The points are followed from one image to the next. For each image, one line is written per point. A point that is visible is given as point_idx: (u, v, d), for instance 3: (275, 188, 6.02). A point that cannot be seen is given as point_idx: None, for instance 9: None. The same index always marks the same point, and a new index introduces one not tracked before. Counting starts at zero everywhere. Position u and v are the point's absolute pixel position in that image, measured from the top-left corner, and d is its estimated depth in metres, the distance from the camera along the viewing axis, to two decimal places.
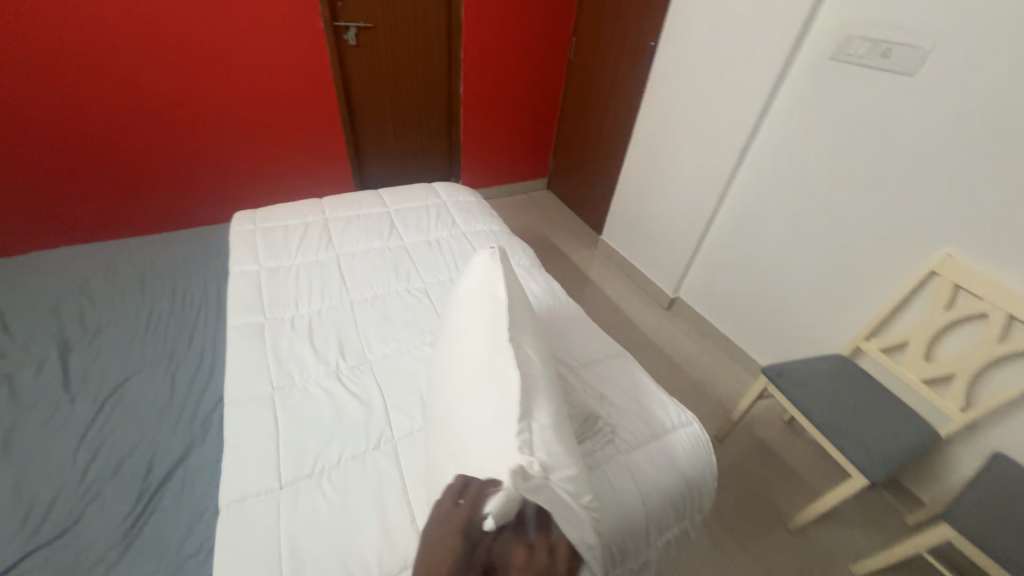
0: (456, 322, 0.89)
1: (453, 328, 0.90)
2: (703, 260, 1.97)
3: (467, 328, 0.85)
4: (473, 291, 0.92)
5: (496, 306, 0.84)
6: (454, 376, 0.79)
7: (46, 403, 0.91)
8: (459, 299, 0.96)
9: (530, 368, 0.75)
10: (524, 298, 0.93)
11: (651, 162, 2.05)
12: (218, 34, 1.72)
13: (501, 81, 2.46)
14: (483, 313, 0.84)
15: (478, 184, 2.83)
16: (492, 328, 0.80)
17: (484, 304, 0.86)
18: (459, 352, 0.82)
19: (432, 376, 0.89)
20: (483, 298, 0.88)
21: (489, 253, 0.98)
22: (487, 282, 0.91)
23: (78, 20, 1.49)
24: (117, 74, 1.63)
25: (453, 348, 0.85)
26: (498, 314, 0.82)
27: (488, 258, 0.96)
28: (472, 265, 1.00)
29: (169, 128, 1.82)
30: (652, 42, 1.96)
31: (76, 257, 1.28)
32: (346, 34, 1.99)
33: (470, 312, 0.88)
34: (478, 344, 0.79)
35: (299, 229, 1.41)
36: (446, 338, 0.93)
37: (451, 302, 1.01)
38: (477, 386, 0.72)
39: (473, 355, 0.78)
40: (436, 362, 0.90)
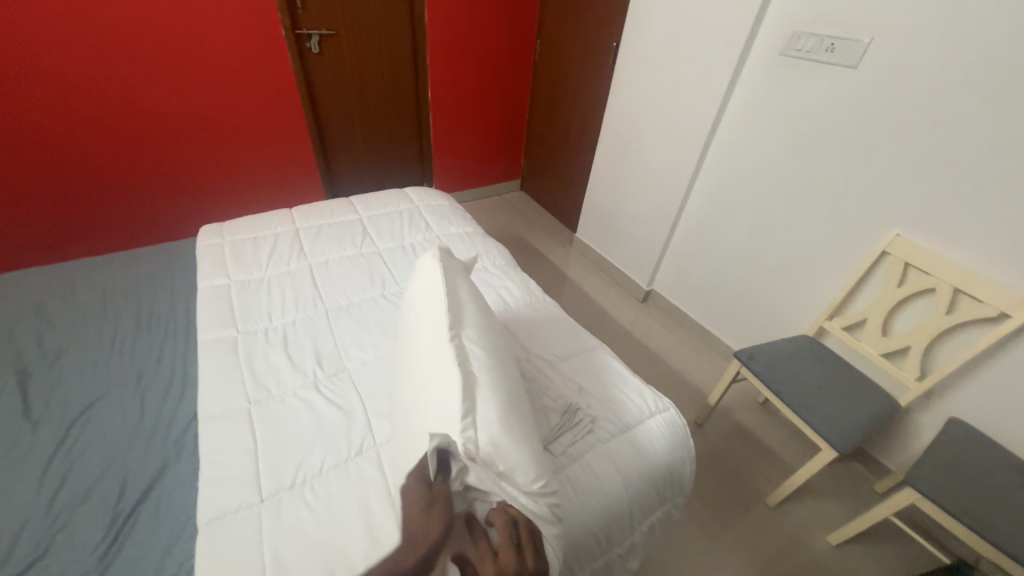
0: (410, 326, 0.89)
1: (407, 332, 0.90)
2: (675, 252, 2.02)
3: (419, 331, 0.85)
4: (423, 292, 0.92)
5: (445, 306, 0.85)
6: (414, 378, 0.79)
7: (6, 433, 0.87)
8: (408, 304, 0.95)
9: (476, 365, 0.76)
10: (477, 295, 0.94)
11: (620, 159, 2.10)
12: (172, 45, 1.68)
13: (469, 84, 2.47)
14: (432, 314, 0.84)
15: (452, 187, 2.84)
16: (436, 327, 0.81)
17: (433, 305, 0.86)
18: (411, 356, 0.83)
19: (397, 380, 0.89)
20: (435, 297, 0.87)
21: (432, 254, 0.99)
22: (432, 283, 0.92)
23: (17, 34, 1.43)
24: (65, 90, 1.57)
25: (409, 352, 0.85)
26: (440, 314, 0.83)
27: (431, 258, 0.98)
28: (418, 268, 1.01)
29: (124, 142, 1.76)
30: (614, 43, 2.01)
31: (31, 280, 1.22)
32: (308, 42, 1.97)
33: (421, 315, 0.88)
34: (430, 344, 0.80)
35: (269, 240, 1.38)
36: (402, 343, 0.90)
37: (403, 307, 1.00)
38: (429, 386, 0.73)
39: (426, 356, 0.78)
40: (400, 365, 0.90)
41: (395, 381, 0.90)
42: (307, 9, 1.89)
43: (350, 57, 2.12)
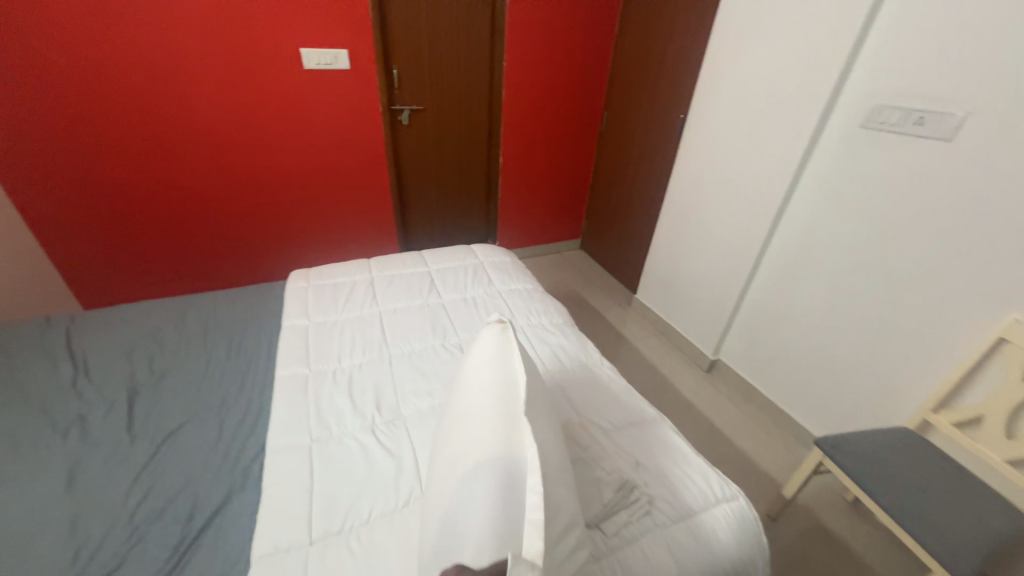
0: (466, 387, 0.84)
1: (458, 395, 0.86)
2: (742, 320, 1.92)
3: (472, 398, 0.80)
4: (479, 369, 0.85)
5: (510, 382, 0.80)
6: (455, 450, 0.74)
7: (109, 444, 0.98)
8: (463, 378, 0.87)
9: (544, 437, 0.74)
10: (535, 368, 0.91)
11: (684, 224, 2.08)
12: (290, 119, 2.00)
13: (538, 150, 2.65)
14: (492, 386, 0.79)
15: (515, 244, 2.95)
16: (496, 399, 0.76)
17: (495, 376, 0.81)
18: (458, 423, 0.78)
19: (437, 440, 0.85)
20: (493, 367, 0.83)
21: (499, 328, 0.91)
22: (501, 359, 0.86)
23: (182, 114, 1.81)
24: (206, 154, 1.92)
25: (454, 415, 0.82)
26: (510, 390, 0.79)
27: (498, 335, 0.90)
28: (479, 340, 0.93)
29: (241, 198, 2.08)
30: (680, 115, 2.07)
31: (152, 307, 1.42)
32: (400, 115, 2.25)
33: (474, 384, 0.83)
34: (480, 416, 0.75)
35: (347, 286, 1.51)
36: (448, 397, 0.91)
37: (455, 379, 0.93)
38: (480, 460, 0.68)
39: (476, 431, 0.73)
40: (442, 428, 0.86)
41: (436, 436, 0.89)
42: (402, 88, 2.20)
43: (433, 128, 2.38)
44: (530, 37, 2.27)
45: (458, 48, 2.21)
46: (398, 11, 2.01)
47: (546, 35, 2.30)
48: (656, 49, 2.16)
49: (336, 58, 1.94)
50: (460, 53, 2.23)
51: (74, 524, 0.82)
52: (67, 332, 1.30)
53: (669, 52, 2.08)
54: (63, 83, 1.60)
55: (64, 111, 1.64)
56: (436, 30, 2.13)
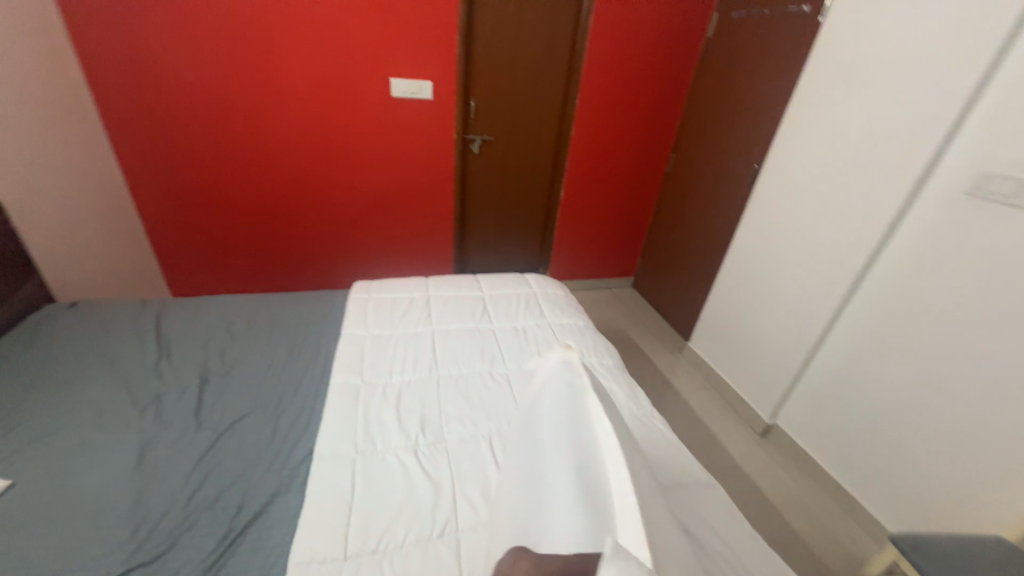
0: (540, 408, 0.85)
1: (528, 417, 0.87)
2: (806, 386, 1.77)
3: (547, 419, 0.80)
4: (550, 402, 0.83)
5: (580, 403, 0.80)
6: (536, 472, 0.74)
7: (177, 428, 1.05)
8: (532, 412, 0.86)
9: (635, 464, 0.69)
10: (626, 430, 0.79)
11: (748, 275, 1.99)
12: (373, 139, 2.14)
13: (600, 186, 2.65)
14: (563, 408, 0.79)
15: (566, 276, 2.94)
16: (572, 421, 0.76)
17: (564, 398, 0.81)
18: (534, 446, 0.79)
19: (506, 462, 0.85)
20: (561, 389, 0.84)
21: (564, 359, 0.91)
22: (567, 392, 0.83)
23: (285, 125, 2.01)
24: (299, 163, 2.10)
25: (527, 437, 0.83)
26: (582, 410, 0.79)
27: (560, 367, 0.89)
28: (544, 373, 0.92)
29: (320, 206, 2.23)
30: (753, 164, 2.01)
31: (229, 302, 1.54)
32: (472, 144, 2.36)
33: (547, 406, 0.83)
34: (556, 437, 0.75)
35: (404, 302, 1.56)
36: (515, 419, 0.92)
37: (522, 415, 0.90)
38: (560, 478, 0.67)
39: (553, 453, 0.73)
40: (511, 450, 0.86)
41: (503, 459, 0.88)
42: (477, 119, 2.31)
43: (502, 157, 2.46)
44: (604, 77, 2.32)
45: (534, 85, 2.30)
46: (482, 48, 2.14)
47: (620, 77, 2.34)
48: (733, 97, 2.13)
49: (420, 89, 2.08)
50: (536, 90, 2.32)
51: (138, 500, 0.88)
52: (156, 316, 1.43)
53: (747, 100, 2.04)
54: (197, 92, 1.85)
55: (193, 115, 1.88)
56: (515, 67, 2.23)
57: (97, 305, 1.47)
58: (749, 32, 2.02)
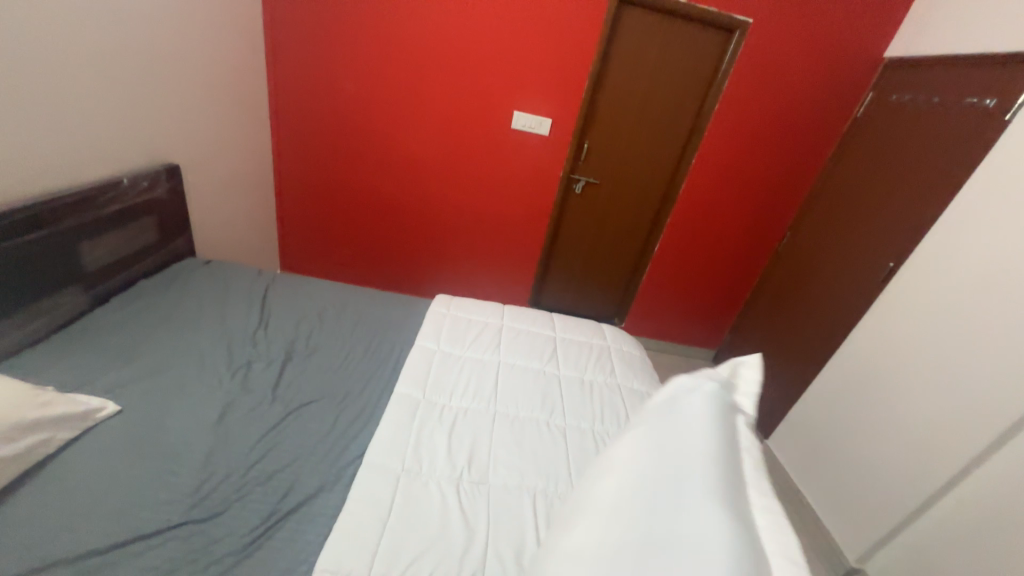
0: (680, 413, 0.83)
1: (660, 421, 0.85)
2: (913, 538, 1.45)
3: (683, 423, 0.80)
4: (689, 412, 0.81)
5: (727, 418, 0.81)
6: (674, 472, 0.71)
7: (256, 397, 1.14)
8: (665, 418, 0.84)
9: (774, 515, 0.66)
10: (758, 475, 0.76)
11: (861, 387, 1.72)
12: (484, 163, 2.24)
13: (701, 250, 2.50)
14: (710, 421, 0.78)
15: (641, 333, 2.78)
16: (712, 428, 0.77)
17: (710, 410, 0.80)
18: (667, 451, 0.77)
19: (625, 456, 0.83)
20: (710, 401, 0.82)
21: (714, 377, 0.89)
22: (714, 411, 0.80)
23: (412, 138, 2.18)
24: (415, 173, 2.26)
25: (658, 442, 0.80)
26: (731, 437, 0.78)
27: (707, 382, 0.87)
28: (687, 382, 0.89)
29: (422, 216, 2.37)
30: (890, 263, 1.74)
31: (325, 290, 1.67)
32: (576, 184, 2.37)
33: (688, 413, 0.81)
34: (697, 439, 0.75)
35: (478, 326, 1.57)
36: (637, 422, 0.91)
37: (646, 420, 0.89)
38: (702, 486, 0.66)
39: (693, 459, 0.71)
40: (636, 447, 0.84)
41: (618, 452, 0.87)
42: (586, 161, 2.32)
43: (603, 202, 2.43)
44: (728, 141, 2.22)
45: (653, 136, 2.26)
46: (608, 95, 2.16)
47: (746, 143, 2.22)
48: (876, 185, 1.90)
49: (539, 124, 2.15)
50: (653, 141, 2.28)
51: (209, 456, 0.96)
52: (265, 289, 1.59)
53: (893, 192, 1.81)
54: (349, 98, 2.09)
55: (341, 116, 2.13)
56: (636, 117, 2.22)
57: (223, 267, 1.68)
58: (911, 119, 1.80)
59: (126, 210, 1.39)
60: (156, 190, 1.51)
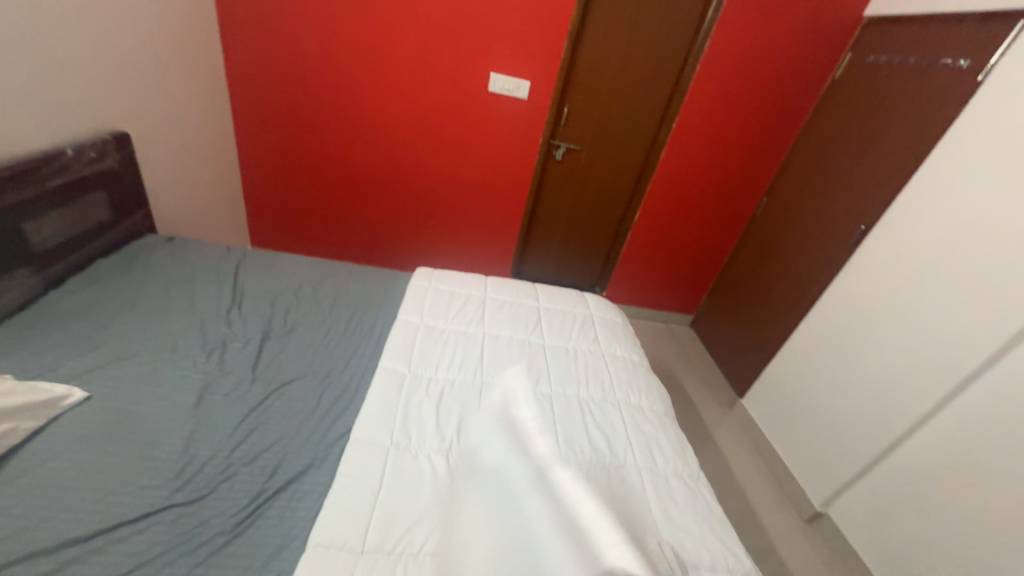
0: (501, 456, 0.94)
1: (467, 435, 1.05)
2: (873, 482, 1.57)
3: (485, 436, 1.02)
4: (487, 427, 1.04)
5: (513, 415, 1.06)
6: (510, 485, 0.89)
7: (235, 377, 1.10)
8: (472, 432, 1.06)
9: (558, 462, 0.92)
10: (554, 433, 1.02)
11: (830, 346, 1.79)
12: (461, 129, 2.16)
13: (680, 216, 2.51)
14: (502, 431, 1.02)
15: (622, 300, 2.82)
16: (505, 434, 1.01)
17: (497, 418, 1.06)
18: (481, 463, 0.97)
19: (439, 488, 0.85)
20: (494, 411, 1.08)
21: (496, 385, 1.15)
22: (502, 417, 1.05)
23: (385, 103, 2.07)
24: (389, 140, 2.16)
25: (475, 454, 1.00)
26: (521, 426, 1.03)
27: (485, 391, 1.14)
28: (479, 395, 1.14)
29: (398, 186, 2.28)
30: (862, 226, 1.79)
31: (300, 265, 1.60)
32: (556, 150, 2.32)
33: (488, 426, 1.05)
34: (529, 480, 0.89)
35: (462, 298, 1.55)
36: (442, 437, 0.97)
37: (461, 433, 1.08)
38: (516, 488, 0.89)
39: (501, 469, 0.93)
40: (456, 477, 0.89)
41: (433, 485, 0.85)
42: (566, 126, 2.26)
43: (584, 169, 2.40)
44: (708, 104, 2.19)
45: (634, 100, 2.21)
46: (587, 56, 2.08)
47: (726, 107, 2.20)
48: (850, 149, 1.93)
49: (517, 87, 2.07)
50: (634, 105, 2.23)
51: (190, 439, 0.93)
52: (236, 266, 1.52)
53: (867, 155, 1.83)
54: (314, 59, 1.95)
55: (306, 79, 1.99)
56: (616, 80, 2.16)
57: (189, 244, 1.59)
58: (886, 82, 1.81)
59: (73, 184, 1.28)
60: (106, 161, 1.39)
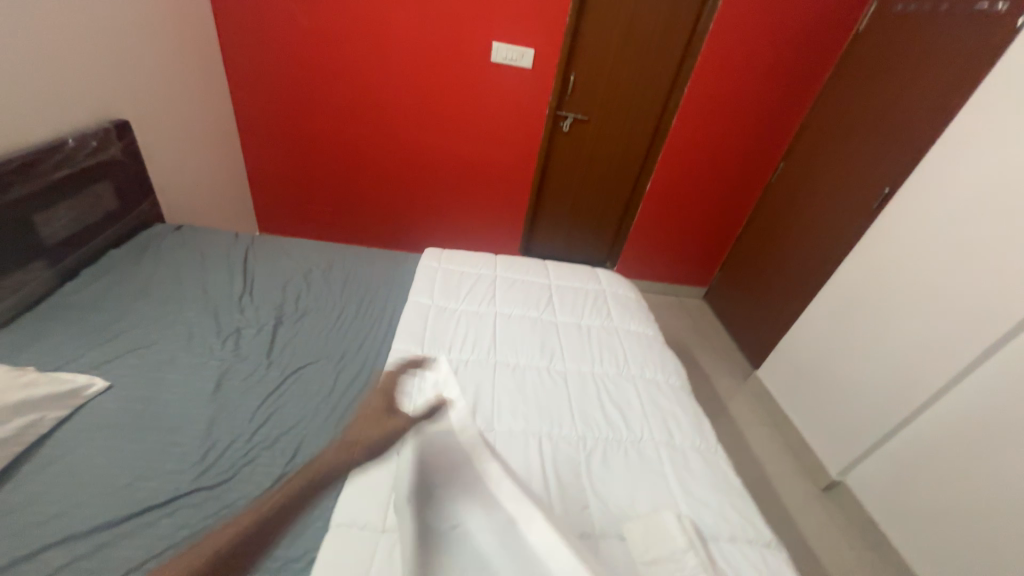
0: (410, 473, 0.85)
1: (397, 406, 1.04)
2: (891, 450, 1.56)
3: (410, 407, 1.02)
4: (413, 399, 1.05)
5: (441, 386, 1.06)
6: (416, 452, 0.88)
7: (251, 363, 1.12)
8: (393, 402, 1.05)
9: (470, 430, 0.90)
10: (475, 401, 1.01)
11: (848, 314, 1.74)
12: (463, 103, 2.09)
13: (693, 186, 2.43)
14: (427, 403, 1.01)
15: (633, 274, 2.78)
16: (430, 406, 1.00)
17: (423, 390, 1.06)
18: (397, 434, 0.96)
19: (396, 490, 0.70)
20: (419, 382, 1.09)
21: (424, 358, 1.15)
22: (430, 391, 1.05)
23: (386, 79, 2.01)
24: (391, 118, 2.11)
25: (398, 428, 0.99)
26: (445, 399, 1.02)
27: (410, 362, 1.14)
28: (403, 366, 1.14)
29: (403, 165, 2.24)
30: (885, 188, 1.73)
31: (309, 249, 1.59)
32: (563, 122, 2.24)
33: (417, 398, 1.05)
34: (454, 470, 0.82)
35: (471, 278, 1.53)
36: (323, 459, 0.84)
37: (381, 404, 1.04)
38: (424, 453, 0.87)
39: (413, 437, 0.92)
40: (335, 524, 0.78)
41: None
42: (573, 96, 2.18)
43: (592, 140, 2.32)
44: (722, 66, 2.08)
45: (644, 65, 2.12)
46: (594, 19, 1.98)
47: (740, 68, 2.09)
48: (874, 108, 1.83)
49: (521, 57, 1.98)
50: (644, 71, 2.13)
51: (211, 424, 0.95)
52: (245, 252, 1.52)
53: (892, 113, 1.74)
54: (311, 36, 1.89)
55: (304, 57, 1.93)
56: (624, 44, 2.06)
57: (197, 232, 1.58)
58: (914, 32, 1.70)
59: (76, 174, 1.27)
60: (108, 150, 1.38)
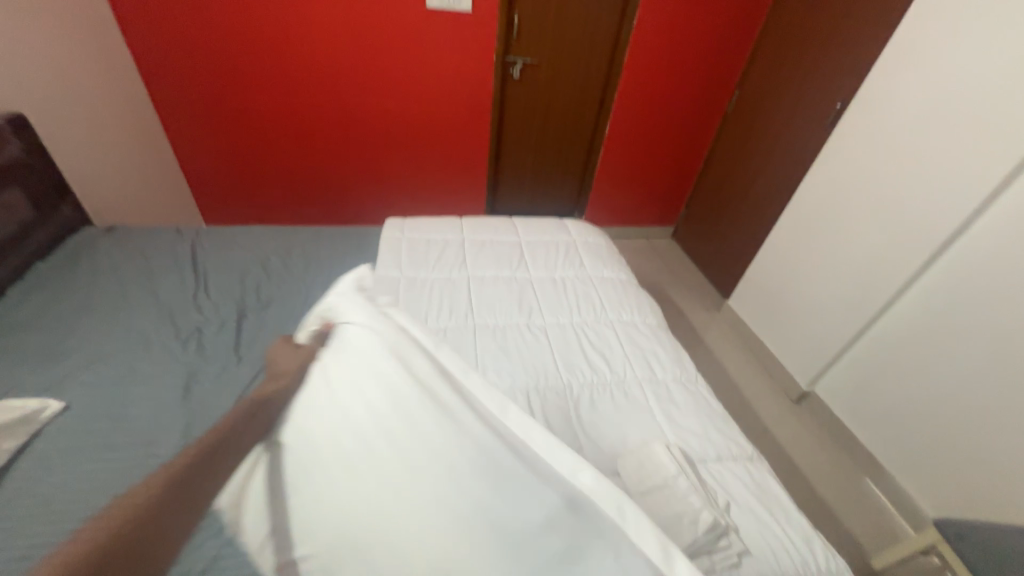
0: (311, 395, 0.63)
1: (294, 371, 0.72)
2: (854, 357, 1.67)
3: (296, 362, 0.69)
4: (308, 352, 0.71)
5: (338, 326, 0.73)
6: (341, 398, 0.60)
7: (220, 362, 1.07)
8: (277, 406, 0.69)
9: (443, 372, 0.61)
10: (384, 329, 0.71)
11: (808, 235, 1.80)
12: (403, 57, 1.94)
13: (652, 124, 2.39)
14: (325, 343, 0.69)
15: (601, 222, 2.77)
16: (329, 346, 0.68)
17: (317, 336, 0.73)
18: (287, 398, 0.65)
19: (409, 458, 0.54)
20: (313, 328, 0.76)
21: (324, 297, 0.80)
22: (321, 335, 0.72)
23: (314, 37, 1.83)
24: (328, 82, 1.94)
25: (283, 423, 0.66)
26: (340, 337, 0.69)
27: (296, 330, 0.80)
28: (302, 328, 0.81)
29: (349, 133, 2.10)
30: (837, 104, 1.74)
31: (261, 236, 1.50)
32: (512, 68, 2.12)
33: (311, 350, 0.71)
34: (441, 416, 0.56)
35: (439, 244, 1.49)
36: None
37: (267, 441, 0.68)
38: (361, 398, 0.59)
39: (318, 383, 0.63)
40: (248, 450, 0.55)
41: (427, 436, 0.55)
42: (519, 39, 2.05)
43: (544, 86, 2.22)
44: None
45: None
46: None
47: None
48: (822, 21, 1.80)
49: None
50: (590, 4, 2.02)
51: (187, 431, 0.91)
52: (191, 248, 1.41)
53: (840, 25, 1.72)
54: None
55: (216, 19, 1.72)
56: None
57: (133, 232, 1.46)
58: None
59: None
60: (7, 150, 1.23)
